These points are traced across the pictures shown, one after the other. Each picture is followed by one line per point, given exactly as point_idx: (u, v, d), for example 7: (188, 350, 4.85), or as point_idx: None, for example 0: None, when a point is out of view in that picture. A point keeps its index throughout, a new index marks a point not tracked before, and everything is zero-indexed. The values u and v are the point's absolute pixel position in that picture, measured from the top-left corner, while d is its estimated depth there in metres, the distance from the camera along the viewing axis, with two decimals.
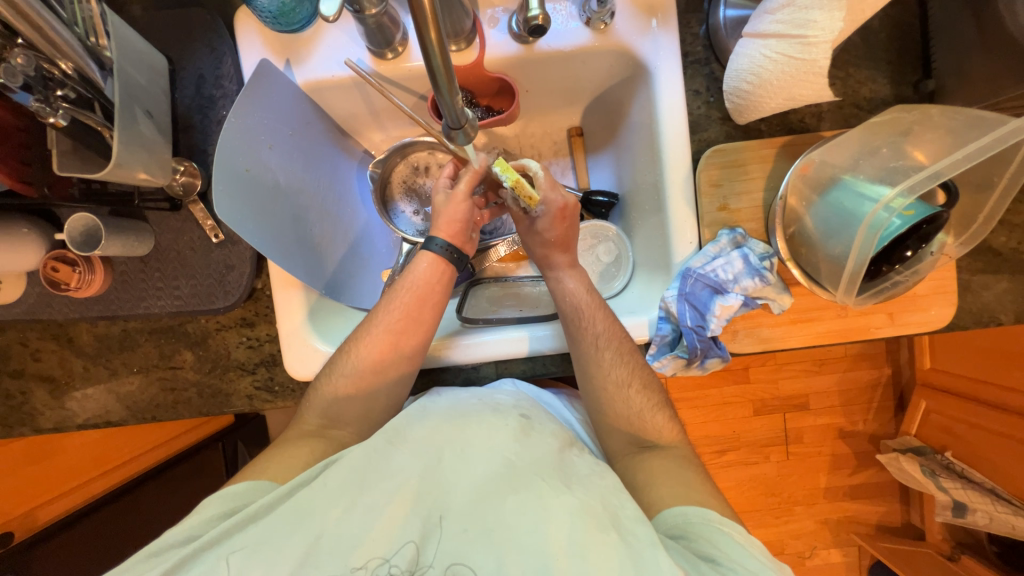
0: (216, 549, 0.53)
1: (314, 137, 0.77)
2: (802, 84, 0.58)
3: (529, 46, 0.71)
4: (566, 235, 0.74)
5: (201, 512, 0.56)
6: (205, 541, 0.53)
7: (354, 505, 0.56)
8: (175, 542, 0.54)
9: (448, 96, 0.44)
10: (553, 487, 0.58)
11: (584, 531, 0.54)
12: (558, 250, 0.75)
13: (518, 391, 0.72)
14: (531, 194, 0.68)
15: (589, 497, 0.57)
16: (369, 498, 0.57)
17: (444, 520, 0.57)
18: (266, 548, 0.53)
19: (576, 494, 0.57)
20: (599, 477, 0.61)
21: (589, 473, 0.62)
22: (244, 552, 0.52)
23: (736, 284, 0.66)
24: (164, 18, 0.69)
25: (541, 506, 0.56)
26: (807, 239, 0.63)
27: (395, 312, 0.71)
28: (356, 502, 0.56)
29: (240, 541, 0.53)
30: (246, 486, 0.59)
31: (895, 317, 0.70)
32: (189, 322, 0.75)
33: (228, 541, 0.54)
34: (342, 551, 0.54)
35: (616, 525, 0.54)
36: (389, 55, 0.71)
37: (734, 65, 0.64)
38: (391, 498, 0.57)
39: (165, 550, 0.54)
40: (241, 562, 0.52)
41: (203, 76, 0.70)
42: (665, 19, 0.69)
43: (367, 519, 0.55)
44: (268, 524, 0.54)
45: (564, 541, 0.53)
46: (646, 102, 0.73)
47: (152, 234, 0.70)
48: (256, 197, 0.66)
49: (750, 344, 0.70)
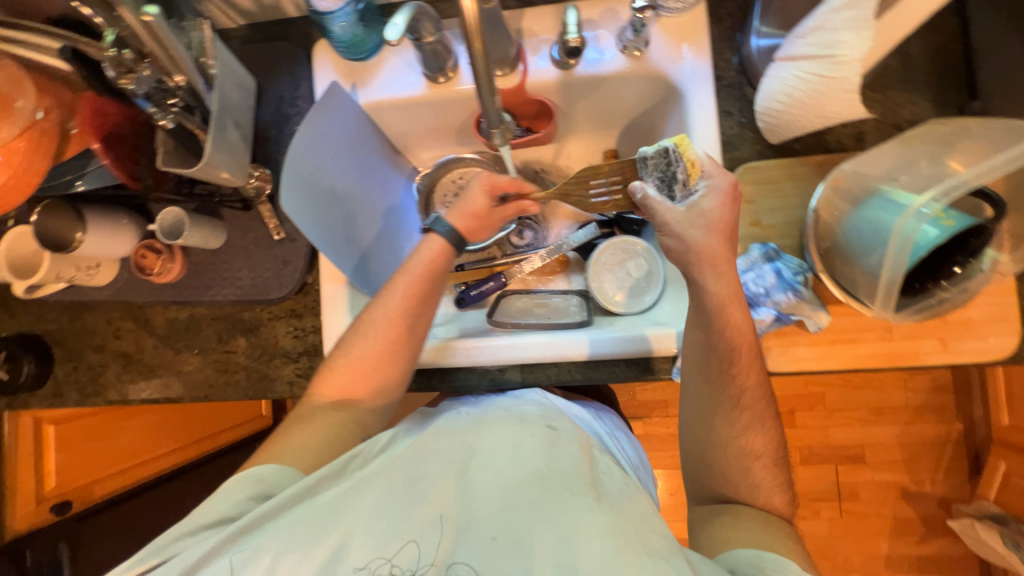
0: (253, 539, 0.54)
1: (369, 151, 0.85)
2: (834, 99, 0.60)
3: (568, 71, 0.77)
4: (718, 254, 0.60)
5: (230, 495, 0.59)
6: (239, 527, 0.54)
7: (379, 505, 0.56)
8: (211, 524, 0.56)
9: (488, 100, 0.54)
10: (583, 502, 0.56)
11: (617, 549, 0.51)
12: (706, 265, 0.60)
13: (543, 401, 0.73)
14: (697, 156, 0.61)
15: (620, 516, 0.55)
16: (399, 497, 0.57)
17: (460, 532, 0.55)
18: (293, 542, 0.53)
19: (607, 513, 0.55)
20: (630, 499, 0.59)
21: (620, 492, 0.60)
22: (278, 548, 0.53)
23: (768, 299, 0.66)
24: (255, 52, 0.81)
25: (571, 519, 0.54)
26: (841, 253, 0.61)
27: (402, 293, 0.71)
28: (382, 501, 0.57)
29: (266, 535, 0.54)
30: (266, 469, 0.62)
31: (949, 343, 0.65)
32: (246, 311, 0.82)
33: (255, 533, 0.54)
34: (366, 547, 0.54)
35: (645, 546, 0.52)
36: (440, 79, 0.79)
37: (766, 86, 0.67)
38: (414, 500, 0.57)
39: (201, 531, 0.56)
40: (277, 555, 0.52)
41: (282, 97, 0.81)
42: (698, 45, 0.73)
43: (390, 521, 0.55)
44: (298, 525, 0.54)
45: (597, 557, 0.51)
46: (679, 122, 0.77)
47: (224, 229, 0.80)
48: (315, 199, 0.73)
49: (784, 362, 0.68)
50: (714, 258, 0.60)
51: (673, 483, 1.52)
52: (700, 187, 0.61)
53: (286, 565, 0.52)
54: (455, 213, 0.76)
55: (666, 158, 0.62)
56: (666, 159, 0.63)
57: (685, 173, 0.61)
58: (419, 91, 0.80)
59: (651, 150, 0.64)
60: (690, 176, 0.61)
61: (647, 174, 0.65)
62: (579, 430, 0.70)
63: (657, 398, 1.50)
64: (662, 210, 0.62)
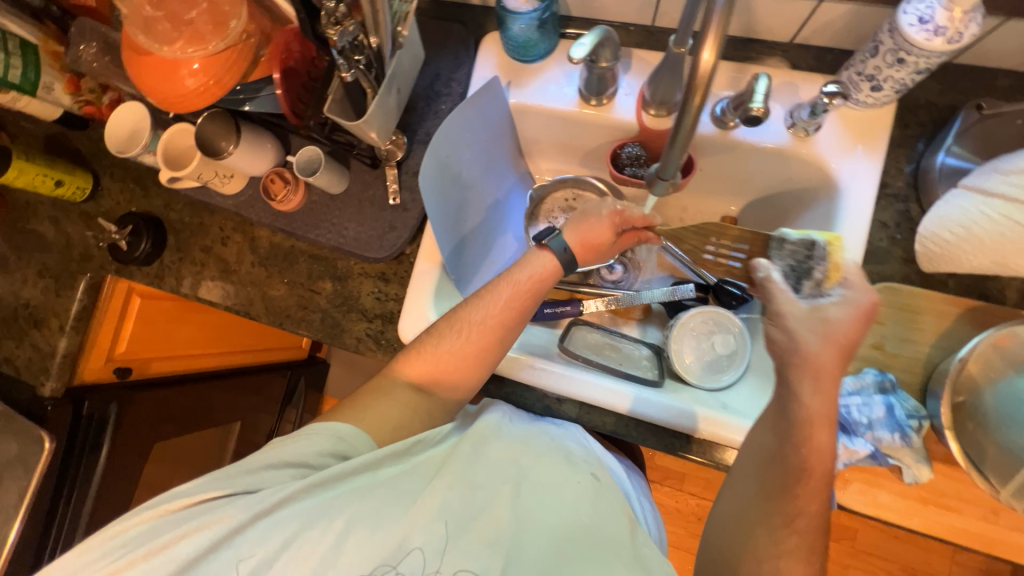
0: (335, 492, 0.60)
1: (499, 147, 0.86)
2: (1022, 252, 0.56)
3: (725, 130, 0.74)
4: (828, 370, 0.54)
5: (311, 440, 0.60)
6: (318, 478, 0.58)
7: (445, 504, 0.64)
8: (290, 464, 0.59)
9: (677, 147, 0.58)
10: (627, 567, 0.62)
11: None
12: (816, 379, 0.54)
13: (586, 443, 0.76)
14: (844, 262, 0.60)
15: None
16: (462, 504, 0.64)
17: (512, 553, 0.62)
18: (371, 514, 0.61)
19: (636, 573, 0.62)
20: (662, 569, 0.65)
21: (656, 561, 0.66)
22: (356, 516, 0.60)
23: (870, 431, 0.60)
24: (430, 28, 0.85)
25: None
26: (979, 415, 0.58)
27: (497, 301, 0.67)
28: (448, 500, 0.64)
29: (347, 498, 0.60)
30: (341, 428, 0.62)
31: None
32: (341, 260, 0.86)
33: (336, 492, 0.60)
34: (430, 537, 0.61)
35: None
36: (593, 102, 0.79)
37: (939, 211, 0.62)
38: (474, 508, 0.64)
39: (281, 469, 0.59)
40: (355, 522, 0.60)
41: (440, 75, 0.84)
42: (873, 146, 0.69)
43: (452, 521, 0.63)
44: (375, 501, 0.61)
45: None
46: (824, 215, 0.72)
47: (347, 178, 0.84)
48: (443, 180, 0.75)
49: (863, 502, 0.62)
50: (818, 370, 0.53)
51: None
52: (832, 293, 0.58)
53: (361, 532, 0.59)
54: (574, 233, 0.73)
55: (808, 252, 0.64)
56: (807, 253, 0.65)
57: (823, 274, 0.61)
58: (569, 106, 0.80)
59: (796, 239, 0.67)
60: (827, 280, 0.60)
61: (782, 257, 0.68)
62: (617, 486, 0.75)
63: (675, 468, 1.43)
64: (781, 291, 0.58)
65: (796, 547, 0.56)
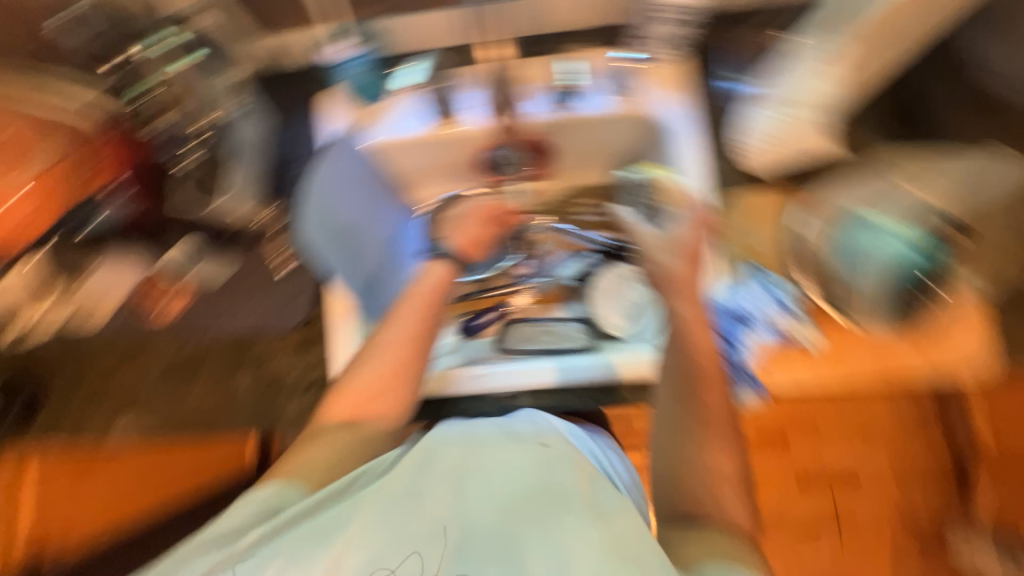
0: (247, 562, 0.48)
1: (378, 187, 0.90)
2: (801, 139, 0.72)
3: (567, 111, 0.83)
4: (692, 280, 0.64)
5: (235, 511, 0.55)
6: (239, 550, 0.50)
7: (376, 523, 0.51)
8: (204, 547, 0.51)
9: None
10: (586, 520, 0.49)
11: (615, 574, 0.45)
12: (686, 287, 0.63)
13: (538, 423, 0.68)
14: (675, 184, 0.77)
15: (608, 529, 0.49)
16: (395, 518, 0.52)
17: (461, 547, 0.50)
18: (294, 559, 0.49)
19: (596, 527, 0.49)
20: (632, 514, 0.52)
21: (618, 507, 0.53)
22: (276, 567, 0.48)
23: (762, 316, 0.72)
24: (270, 97, 0.87)
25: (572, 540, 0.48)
26: (835, 274, 0.68)
27: (400, 325, 0.66)
28: (379, 515, 0.52)
29: (265, 554, 0.49)
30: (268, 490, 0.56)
31: (933, 357, 0.69)
32: (252, 344, 0.82)
33: (249, 556, 0.49)
34: (366, 554, 0.49)
35: (638, 560, 0.46)
36: (444, 121, 0.84)
37: (743, 128, 0.77)
38: (409, 515, 0.52)
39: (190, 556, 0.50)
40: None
41: (292, 138, 0.85)
42: (676, 94, 0.80)
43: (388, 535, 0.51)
44: (294, 540, 0.50)
45: None
46: (667, 161, 0.82)
47: (235, 259, 0.83)
48: (324, 235, 0.80)
49: (786, 381, 0.71)
50: (678, 282, 0.63)
51: None
52: (671, 210, 0.74)
53: None
54: (459, 238, 0.78)
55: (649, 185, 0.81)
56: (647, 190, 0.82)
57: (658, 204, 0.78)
58: (423, 131, 0.85)
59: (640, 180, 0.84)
60: (665, 199, 0.77)
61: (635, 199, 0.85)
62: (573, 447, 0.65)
63: None
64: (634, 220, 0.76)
65: (731, 438, 0.57)
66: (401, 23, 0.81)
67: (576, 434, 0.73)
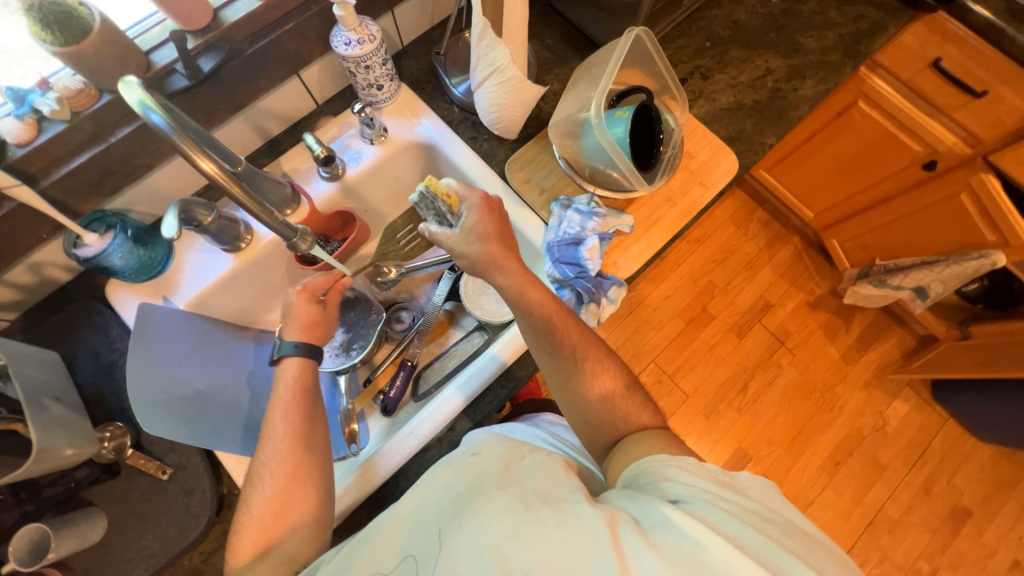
0: None
1: (217, 338, 0.85)
2: (521, 91, 0.80)
3: (342, 177, 0.89)
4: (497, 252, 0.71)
5: None
6: None
7: None
8: None
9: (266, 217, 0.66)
10: (491, 496, 0.56)
11: (520, 525, 0.52)
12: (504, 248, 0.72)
13: (487, 433, 0.70)
14: (448, 188, 0.73)
15: (521, 489, 0.56)
16: None
17: None
18: None
19: (509, 490, 0.56)
20: (543, 472, 0.59)
21: (533, 471, 0.60)
22: None
23: (585, 229, 0.80)
24: (47, 329, 0.78)
25: (478, 520, 0.53)
26: (598, 171, 0.82)
27: (279, 425, 0.70)
28: None
29: None
30: None
31: (707, 181, 0.87)
32: (176, 572, 0.72)
33: None
34: None
35: (542, 499, 0.55)
36: (242, 245, 0.85)
37: (481, 108, 0.87)
38: None
39: None
40: None
41: (97, 350, 0.77)
42: (420, 112, 0.92)
43: None
44: None
45: (503, 542, 0.51)
46: (447, 165, 0.94)
47: (102, 513, 0.70)
48: (179, 411, 0.73)
49: (631, 263, 0.83)
50: (494, 261, 0.70)
51: (679, 426, 1.64)
52: (463, 209, 0.73)
53: None
54: (294, 331, 0.77)
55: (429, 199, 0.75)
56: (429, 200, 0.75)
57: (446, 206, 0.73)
58: (229, 264, 0.84)
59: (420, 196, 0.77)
60: (453, 207, 0.74)
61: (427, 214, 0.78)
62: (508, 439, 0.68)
63: None
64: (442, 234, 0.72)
65: (584, 341, 0.74)
66: (139, 190, 0.79)
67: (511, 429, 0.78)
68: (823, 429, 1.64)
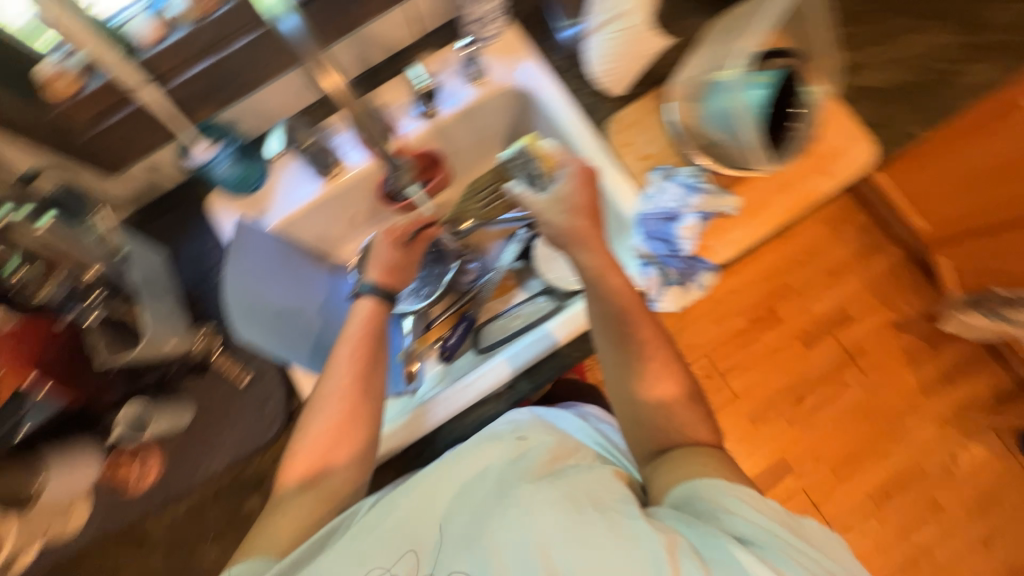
0: None
1: (296, 263, 0.89)
2: (642, 43, 0.77)
3: (435, 117, 0.86)
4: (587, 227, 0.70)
5: None
6: None
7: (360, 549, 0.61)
8: None
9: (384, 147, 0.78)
10: (539, 486, 0.57)
11: (567, 521, 0.52)
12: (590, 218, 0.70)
13: (527, 414, 0.74)
14: (546, 150, 0.77)
15: (571, 488, 0.56)
16: (381, 537, 0.61)
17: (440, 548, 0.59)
18: None
19: (559, 487, 0.56)
20: (592, 475, 0.59)
21: (582, 471, 0.60)
22: None
23: (686, 206, 0.73)
24: (156, 232, 0.85)
25: (525, 505, 0.55)
26: (715, 141, 0.75)
27: (341, 365, 0.72)
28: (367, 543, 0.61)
29: None
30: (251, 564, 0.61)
31: (829, 172, 0.78)
32: (246, 469, 0.78)
33: None
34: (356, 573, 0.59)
35: (593, 503, 0.54)
36: (331, 174, 0.85)
37: (591, 58, 0.80)
38: (398, 540, 0.61)
39: None
40: None
41: (195, 257, 0.83)
42: (523, 55, 0.86)
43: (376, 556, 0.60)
44: None
45: (547, 532, 0.52)
46: (543, 117, 0.88)
47: (189, 403, 0.77)
48: (261, 323, 0.78)
49: (728, 249, 0.76)
50: (581, 237, 0.69)
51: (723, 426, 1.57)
52: (560, 172, 0.73)
53: None
54: (375, 269, 0.80)
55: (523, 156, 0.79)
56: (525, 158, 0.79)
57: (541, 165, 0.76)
58: (317, 191, 0.85)
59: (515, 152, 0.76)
60: (547, 167, 0.75)
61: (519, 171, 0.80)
62: (558, 433, 0.70)
63: None
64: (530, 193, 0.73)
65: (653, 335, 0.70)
66: (243, 106, 0.81)
67: (557, 416, 0.76)
68: (880, 458, 1.52)
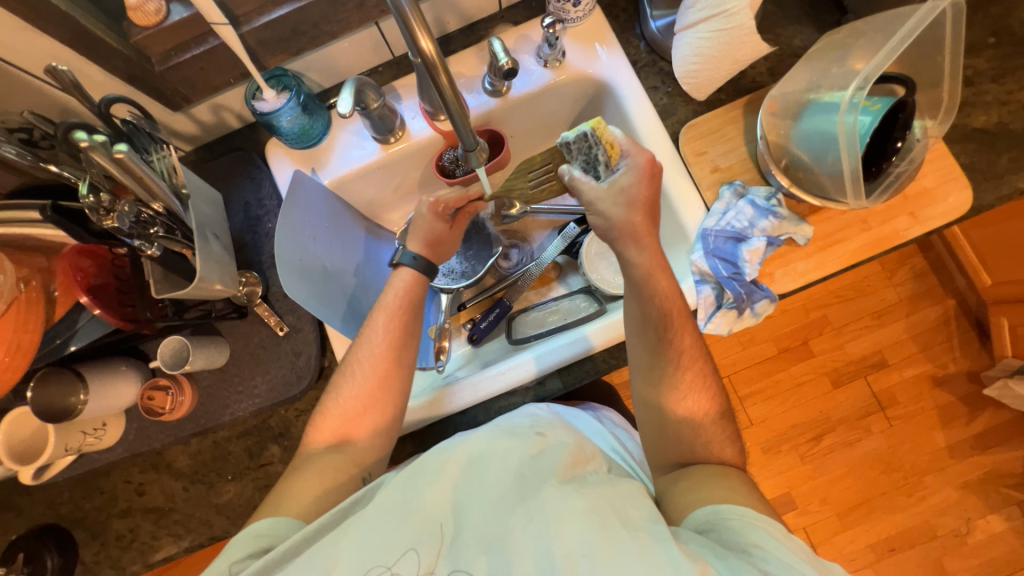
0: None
1: (345, 223, 0.88)
2: (740, 45, 0.68)
3: (504, 96, 0.83)
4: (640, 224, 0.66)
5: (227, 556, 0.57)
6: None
7: (366, 533, 0.56)
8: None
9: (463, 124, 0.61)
10: (563, 494, 0.56)
11: (594, 535, 0.51)
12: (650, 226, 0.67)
13: (542, 409, 0.73)
14: (614, 138, 0.66)
15: (595, 499, 0.55)
16: (390, 521, 0.57)
17: (451, 540, 0.56)
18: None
19: (586, 498, 0.55)
20: (614, 487, 0.58)
21: (602, 482, 0.59)
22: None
23: (754, 228, 0.70)
24: (213, 170, 0.85)
25: (549, 512, 0.54)
26: (801, 165, 0.70)
27: (379, 332, 0.72)
28: (373, 524, 0.57)
29: None
30: (266, 524, 0.60)
31: (918, 214, 0.71)
32: (271, 416, 0.80)
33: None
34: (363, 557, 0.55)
35: (625, 523, 0.52)
36: (392, 139, 0.84)
37: (677, 55, 0.75)
38: (409, 529, 0.57)
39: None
40: None
41: (248, 202, 0.83)
42: (608, 43, 0.82)
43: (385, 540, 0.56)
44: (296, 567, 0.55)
45: (573, 543, 0.51)
46: (616, 110, 0.84)
47: (227, 344, 0.79)
48: (309, 281, 0.76)
49: (791, 280, 0.72)
50: (635, 232, 0.66)
51: None
52: (621, 166, 0.67)
53: None
54: (416, 242, 0.78)
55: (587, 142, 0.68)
56: (587, 143, 0.69)
57: (604, 156, 0.66)
58: (376, 155, 0.85)
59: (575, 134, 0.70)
60: (611, 158, 0.67)
61: (575, 156, 0.73)
62: (575, 432, 0.68)
63: None
64: (590, 186, 0.68)
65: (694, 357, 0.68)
66: (318, 58, 0.80)
67: (573, 415, 0.76)
68: (892, 513, 1.46)
